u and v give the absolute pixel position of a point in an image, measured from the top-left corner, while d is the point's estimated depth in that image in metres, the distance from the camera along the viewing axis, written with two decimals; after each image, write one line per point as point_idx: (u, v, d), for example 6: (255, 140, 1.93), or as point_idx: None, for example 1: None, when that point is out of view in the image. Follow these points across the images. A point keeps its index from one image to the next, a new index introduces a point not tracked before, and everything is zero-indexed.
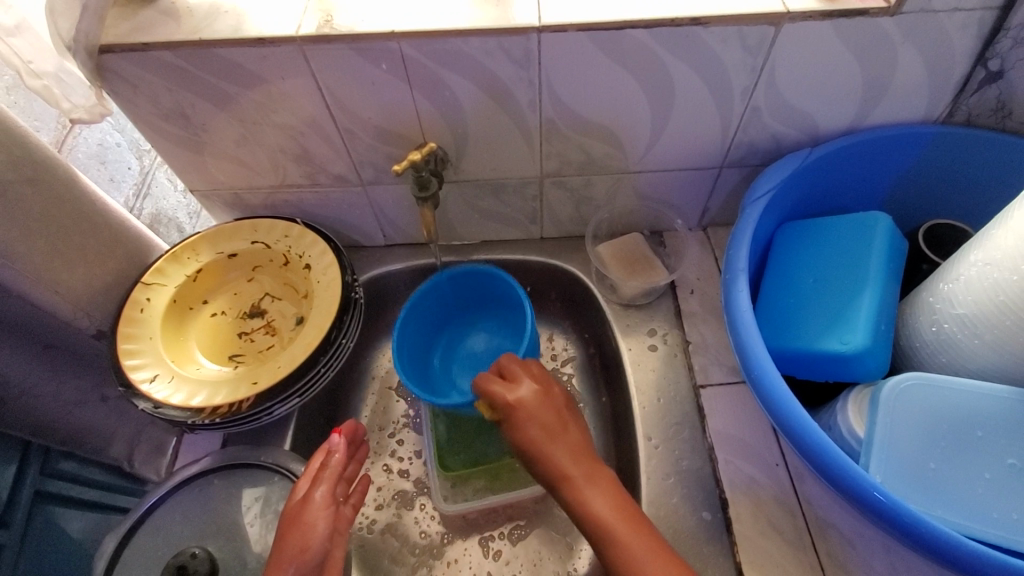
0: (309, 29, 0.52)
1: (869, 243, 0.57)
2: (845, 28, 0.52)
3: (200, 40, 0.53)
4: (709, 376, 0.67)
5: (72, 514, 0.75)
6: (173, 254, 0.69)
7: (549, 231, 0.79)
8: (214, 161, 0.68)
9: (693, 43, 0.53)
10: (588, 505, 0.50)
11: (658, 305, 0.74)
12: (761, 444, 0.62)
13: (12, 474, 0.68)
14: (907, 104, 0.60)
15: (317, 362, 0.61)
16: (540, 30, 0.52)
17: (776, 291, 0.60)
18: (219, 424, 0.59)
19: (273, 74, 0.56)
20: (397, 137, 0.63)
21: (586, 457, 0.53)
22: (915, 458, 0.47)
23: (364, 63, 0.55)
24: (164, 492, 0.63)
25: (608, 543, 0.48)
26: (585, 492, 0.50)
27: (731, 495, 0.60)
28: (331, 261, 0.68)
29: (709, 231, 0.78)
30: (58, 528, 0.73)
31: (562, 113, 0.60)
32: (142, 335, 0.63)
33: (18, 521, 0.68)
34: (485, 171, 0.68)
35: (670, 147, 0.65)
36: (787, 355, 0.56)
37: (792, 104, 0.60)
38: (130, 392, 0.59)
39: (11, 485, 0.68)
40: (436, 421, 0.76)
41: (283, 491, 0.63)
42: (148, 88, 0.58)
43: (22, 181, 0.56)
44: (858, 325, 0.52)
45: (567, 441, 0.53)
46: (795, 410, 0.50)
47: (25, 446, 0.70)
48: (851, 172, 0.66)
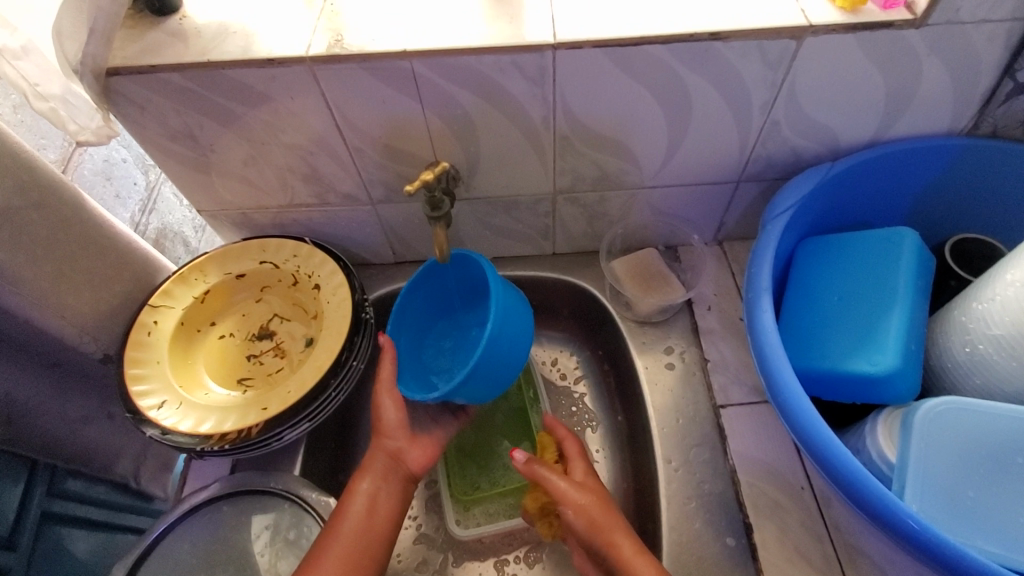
0: (319, 49, 0.51)
1: (898, 260, 0.55)
2: (868, 41, 0.51)
3: (209, 61, 0.52)
4: (729, 396, 0.65)
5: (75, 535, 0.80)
6: (181, 275, 0.68)
7: (561, 247, 0.78)
8: (222, 181, 0.67)
9: (711, 58, 0.52)
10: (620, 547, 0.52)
11: (674, 322, 0.72)
12: (785, 467, 0.61)
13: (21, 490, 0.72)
14: (931, 115, 0.58)
15: (328, 385, 0.60)
16: (555, 47, 0.50)
17: (798, 309, 0.59)
18: (228, 451, 0.58)
19: (283, 94, 0.55)
20: (407, 156, 0.62)
21: (641, 545, 0.53)
22: (952, 486, 0.45)
23: (375, 82, 0.54)
24: (172, 519, 0.61)
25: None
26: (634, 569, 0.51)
27: (755, 520, 0.58)
28: (341, 281, 0.67)
29: (725, 246, 0.77)
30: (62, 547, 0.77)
31: (577, 130, 0.59)
32: (149, 359, 0.62)
33: (24, 541, 0.72)
34: (497, 188, 0.67)
35: (685, 163, 0.64)
36: (813, 376, 0.54)
37: (812, 118, 0.58)
38: (137, 420, 0.58)
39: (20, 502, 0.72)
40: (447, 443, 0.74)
41: (293, 518, 0.61)
42: (155, 110, 0.57)
43: (30, 206, 0.55)
44: (888, 345, 0.51)
45: (622, 524, 0.54)
46: (826, 438, 0.48)
47: (33, 466, 0.74)
48: (872, 185, 0.64)
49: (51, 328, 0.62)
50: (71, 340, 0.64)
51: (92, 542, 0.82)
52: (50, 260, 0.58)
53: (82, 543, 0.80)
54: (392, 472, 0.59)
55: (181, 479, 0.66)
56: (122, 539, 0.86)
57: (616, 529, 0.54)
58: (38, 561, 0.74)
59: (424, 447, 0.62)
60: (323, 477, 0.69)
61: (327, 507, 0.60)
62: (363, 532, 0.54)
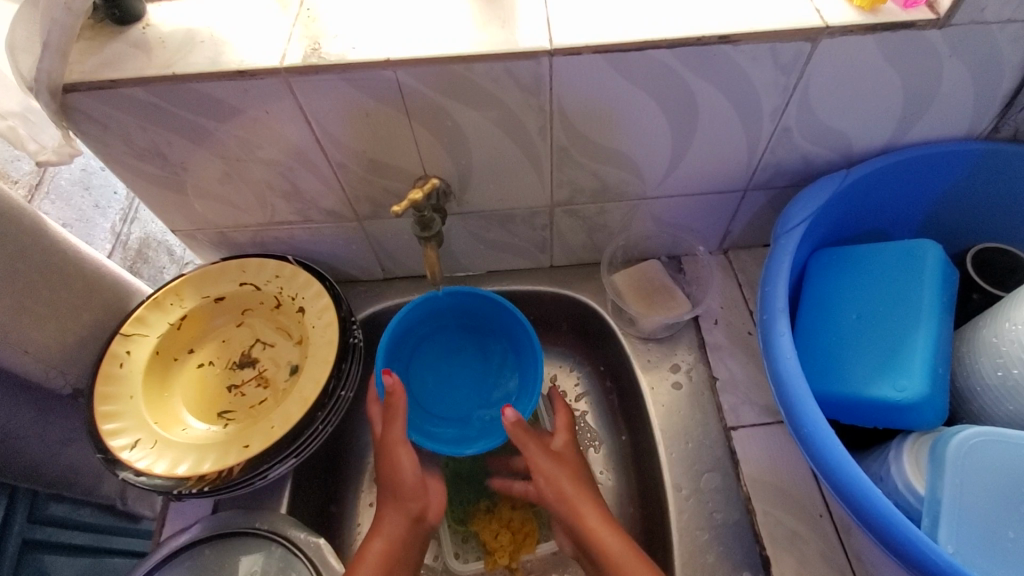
0: (294, 60, 0.47)
1: (919, 276, 0.52)
2: (888, 42, 0.47)
3: (174, 75, 0.48)
4: (740, 417, 0.62)
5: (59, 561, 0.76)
6: (155, 300, 0.63)
7: (559, 260, 0.74)
8: (196, 200, 0.62)
9: (720, 62, 0.48)
10: (609, 545, 0.53)
11: (680, 337, 0.69)
12: (802, 492, 0.57)
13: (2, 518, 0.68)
14: (949, 119, 0.55)
15: (315, 419, 0.56)
16: (552, 54, 0.47)
17: (814, 327, 0.56)
18: (206, 493, 0.54)
19: (257, 108, 0.51)
20: (394, 170, 0.58)
21: (635, 547, 0.53)
22: (989, 525, 0.44)
23: (358, 94, 0.49)
24: (152, 566, 0.57)
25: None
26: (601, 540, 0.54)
27: (773, 552, 0.55)
28: (327, 304, 0.63)
29: (730, 255, 0.74)
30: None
31: (575, 140, 0.55)
32: (121, 394, 0.58)
33: (5, 572, 0.68)
34: (491, 202, 0.63)
35: (690, 172, 0.60)
36: (833, 402, 0.51)
37: (825, 123, 0.55)
38: (109, 462, 0.54)
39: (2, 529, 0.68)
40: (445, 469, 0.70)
41: (282, 562, 0.57)
42: (119, 127, 0.53)
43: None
44: (914, 370, 0.48)
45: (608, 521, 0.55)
46: (855, 476, 0.46)
47: (13, 493, 0.69)
48: (887, 193, 0.61)
49: (13, 365, 0.58)
50: (37, 374, 0.60)
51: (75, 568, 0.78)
52: (9, 292, 0.54)
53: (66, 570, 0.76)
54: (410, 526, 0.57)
55: (159, 520, 0.62)
56: (107, 561, 0.82)
57: (578, 495, 0.57)
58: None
59: (436, 498, 0.61)
60: (313, 512, 0.66)
61: (318, 549, 0.57)
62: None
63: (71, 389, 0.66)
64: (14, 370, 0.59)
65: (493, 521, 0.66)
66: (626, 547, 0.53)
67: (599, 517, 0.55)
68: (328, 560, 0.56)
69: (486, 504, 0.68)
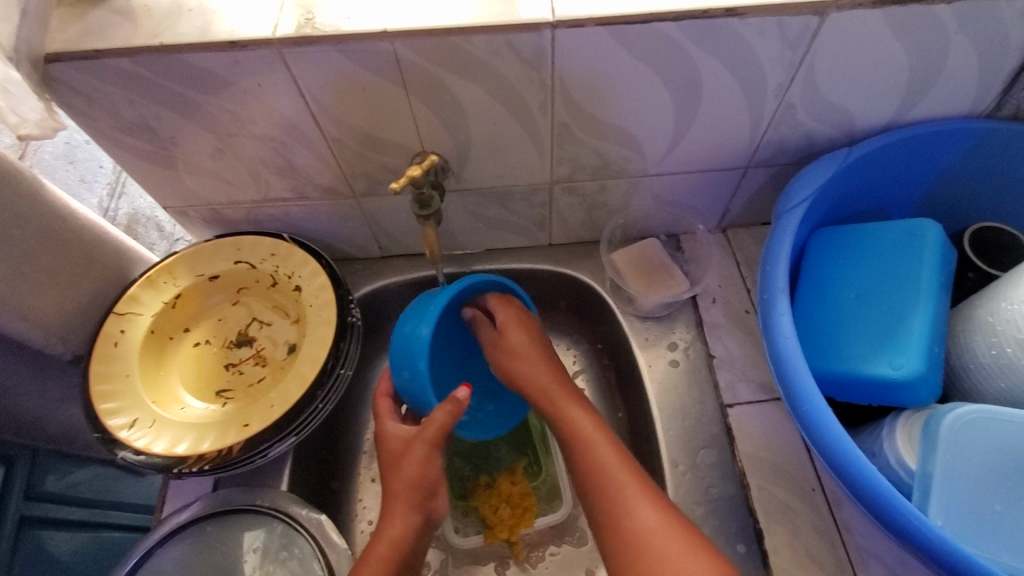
0: (287, 30, 0.46)
1: (919, 256, 0.53)
2: (897, 17, 0.46)
3: (162, 45, 0.46)
4: (736, 394, 0.63)
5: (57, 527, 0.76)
6: (149, 279, 0.62)
7: (557, 238, 0.73)
8: (188, 176, 0.61)
9: (726, 36, 0.47)
10: (639, 505, 0.47)
11: (677, 315, 0.69)
12: (796, 468, 0.59)
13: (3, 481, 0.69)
14: (953, 97, 0.54)
15: (314, 398, 0.56)
16: (554, 26, 0.45)
17: (812, 306, 0.56)
18: (207, 471, 0.54)
19: (249, 80, 0.49)
20: (389, 146, 0.57)
21: (666, 508, 0.47)
22: (978, 500, 0.46)
23: (352, 66, 0.48)
24: (153, 543, 0.57)
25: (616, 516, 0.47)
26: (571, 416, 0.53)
27: (766, 525, 0.56)
28: (324, 283, 0.62)
29: (729, 233, 0.73)
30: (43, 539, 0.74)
31: (576, 115, 0.54)
32: (117, 373, 0.58)
33: (3, 547, 0.69)
34: (490, 178, 0.62)
35: (692, 149, 0.59)
36: (829, 379, 0.52)
37: (829, 100, 0.54)
38: (107, 441, 0.54)
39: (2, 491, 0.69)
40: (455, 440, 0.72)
41: (283, 538, 0.58)
42: (105, 100, 0.51)
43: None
44: (910, 349, 0.49)
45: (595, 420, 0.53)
46: (851, 454, 0.47)
47: (11, 462, 0.70)
48: (887, 172, 0.61)
49: (14, 332, 0.58)
50: (38, 342, 0.60)
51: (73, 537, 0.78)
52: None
53: (64, 538, 0.77)
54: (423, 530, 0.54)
55: (159, 499, 0.62)
56: (108, 536, 0.83)
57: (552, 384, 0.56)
58: (21, 566, 0.71)
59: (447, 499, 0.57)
60: (313, 489, 0.66)
61: (319, 525, 0.58)
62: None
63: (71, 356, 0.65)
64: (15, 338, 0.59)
65: (493, 496, 0.67)
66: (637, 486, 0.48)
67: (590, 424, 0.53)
68: (329, 535, 0.57)
69: (486, 480, 0.69)
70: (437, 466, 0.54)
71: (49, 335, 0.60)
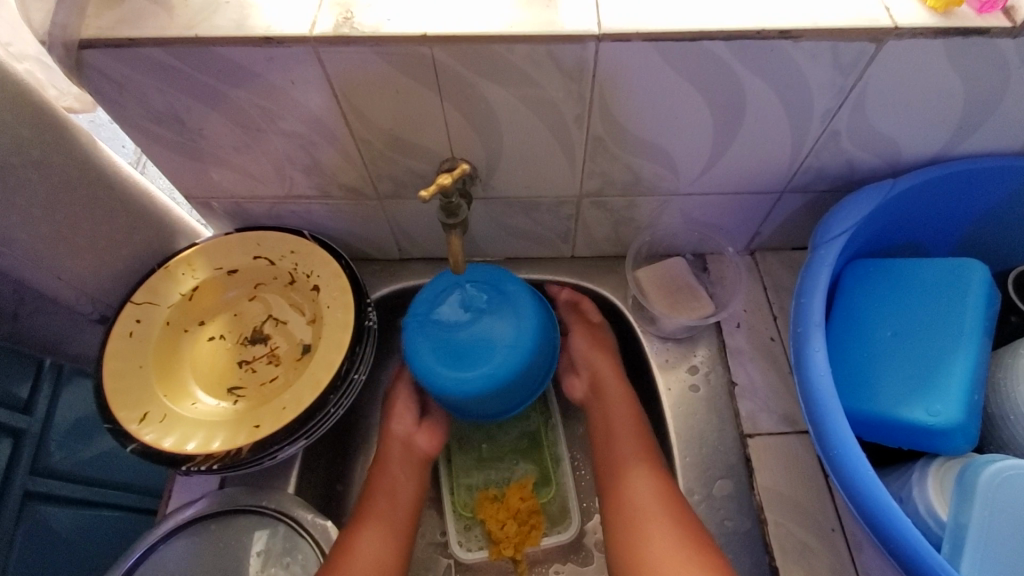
0: (325, 28, 0.44)
1: (962, 298, 0.51)
2: (957, 50, 0.44)
3: (197, 37, 0.45)
4: (757, 424, 0.61)
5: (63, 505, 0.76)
6: (167, 270, 0.62)
7: (581, 250, 0.71)
8: (213, 168, 0.60)
9: (776, 59, 0.45)
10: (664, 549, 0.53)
11: (700, 338, 0.67)
12: (816, 506, 0.57)
13: (8, 453, 0.70)
14: (1007, 134, 0.52)
15: (327, 402, 0.55)
16: (599, 39, 0.44)
17: (844, 341, 0.54)
18: (215, 470, 0.53)
19: (281, 76, 0.48)
20: (418, 150, 0.56)
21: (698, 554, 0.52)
22: (1013, 558, 0.44)
23: (389, 68, 0.47)
24: (156, 539, 0.57)
25: (631, 519, 0.56)
26: (618, 441, 0.61)
27: (782, 564, 0.54)
28: (344, 284, 0.61)
29: (757, 256, 0.71)
30: (49, 514, 0.74)
31: (613, 130, 0.53)
32: (130, 364, 0.57)
33: (6, 521, 0.68)
34: (518, 187, 0.60)
35: (728, 170, 0.57)
36: (859, 420, 0.51)
37: (877, 130, 0.52)
38: (117, 433, 0.54)
39: (6, 461, 0.70)
40: (466, 447, 0.71)
41: (287, 542, 0.57)
42: (136, 90, 0.50)
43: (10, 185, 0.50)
44: (949, 396, 0.47)
45: (646, 467, 0.58)
46: (880, 501, 0.45)
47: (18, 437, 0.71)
48: (930, 206, 0.59)
49: (49, 288, 0.62)
50: (70, 299, 0.64)
51: (78, 514, 0.78)
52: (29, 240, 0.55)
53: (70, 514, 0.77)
54: (404, 458, 0.64)
55: (165, 492, 0.61)
56: (112, 515, 0.82)
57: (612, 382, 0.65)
58: (22, 541, 0.70)
59: (429, 433, 0.66)
60: (319, 491, 0.65)
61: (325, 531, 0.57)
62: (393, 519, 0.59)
63: (98, 315, 0.69)
64: (47, 292, 0.62)
65: (500, 510, 0.66)
66: (658, 489, 0.56)
67: (637, 446, 0.60)
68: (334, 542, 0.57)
69: (493, 493, 0.67)
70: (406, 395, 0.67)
71: (81, 294, 0.64)
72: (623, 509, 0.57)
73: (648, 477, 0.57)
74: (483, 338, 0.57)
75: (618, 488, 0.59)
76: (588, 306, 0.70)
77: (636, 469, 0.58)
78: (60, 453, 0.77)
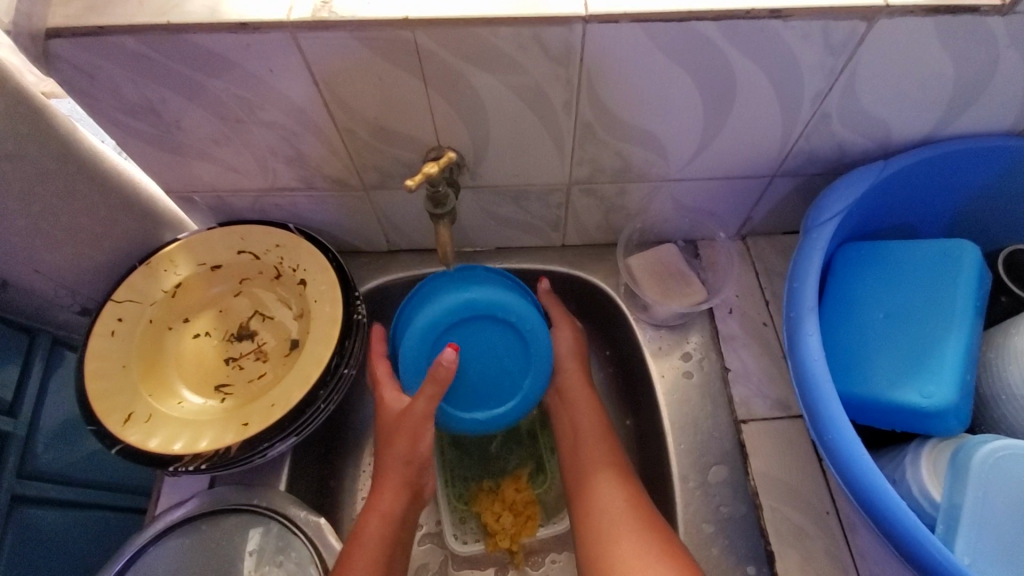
0: (302, 13, 0.43)
1: (954, 279, 0.51)
2: (948, 28, 0.44)
3: (169, 25, 0.43)
4: (751, 410, 0.61)
5: (51, 508, 0.75)
6: (148, 267, 0.60)
7: (572, 239, 0.71)
8: (193, 161, 0.58)
9: (766, 39, 0.44)
10: (626, 553, 0.51)
11: (692, 325, 0.67)
12: (811, 490, 0.57)
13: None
14: (997, 113, 0.52)
15: (317, 398, 0.54)
16: (586, 21, 0.43)
17: (837, 325, 0.54)
18: (203, 470, 0.52)
19: (259, 64, 0.47)
20: (404, 139, 0.54)
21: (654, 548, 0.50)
22: (1007, 538, 0.44)
23: (370, 54, 0.45)
24: (144, 540, 0.56)
25: (602, 530, 0.54)
26: (587, 443, 0.61)
27: (777, 548, 0.54)
28: (331, 277, 0.60)
29: (748, 242, 0.71)
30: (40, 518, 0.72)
31: (602, 116, 0.52)
32: (112, 363, 0.56)
33: None
34: (507, 175, 0.59)
35: (719, 154, 0.57)
36: (853, 403, 0.51)
37: (868, 111, 0.51)
38: (100, 434, 0.52)
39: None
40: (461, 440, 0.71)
41: (280, 541, 0.56)
42: (108, 80, 0.48)
43: None
44: (942, 378, 0.47)
45: (609, 466, 0.58)
46: (875, 484, 0.45)
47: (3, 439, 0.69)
48: (920, 187, 0.58)
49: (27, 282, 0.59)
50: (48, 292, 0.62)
51: (67, 518, 0.76)
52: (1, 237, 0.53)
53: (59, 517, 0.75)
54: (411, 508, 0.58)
55: (153, 493, 0.60)
56: (101, 517, 0.80)
57: (580, 390, 0.64)
58: (11, 545, 0.68)
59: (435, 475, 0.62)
60: (311, 488, 0.65)
61: (318, 527, 0.56)
62: (384, 570, 0.53)
63: (79, 307, 0.67)
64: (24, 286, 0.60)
65: (495, 503, 0.66)
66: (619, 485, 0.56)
67: (606, 457, 0.59)
68: (327, 538, 0.56)
69: (489, 485, 0.68)
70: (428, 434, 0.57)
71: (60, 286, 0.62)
72: (592, 518, 0.55)
73: (612, 481, 0.57)
74: (498, 369, 0.61)
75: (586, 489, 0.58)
76: (558, 315, 0.68)
77: (601, 475, 0.57)
78: (48, 455, 0.75)
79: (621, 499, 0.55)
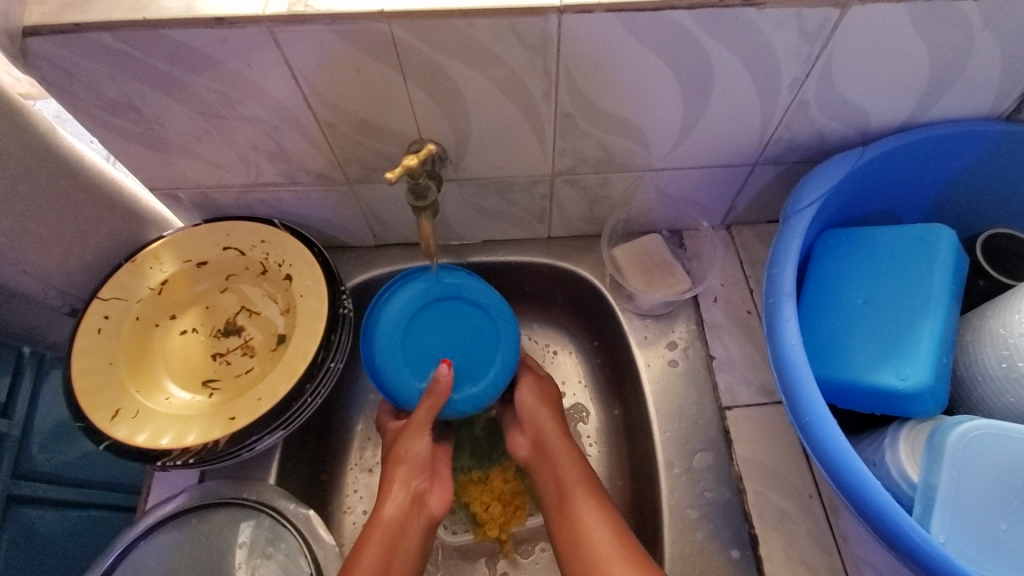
0: (278, 8, 0.43)
1: (930, 264, 0.52)
2: (921, 13, 0.44)
3: (145, 20, 0.43)
4: (735, 396, 0.62)
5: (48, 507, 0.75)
6: (134, 264, 0.60)
7: (558, 230, 0.71)
8: (176, 158, 0.58)
9: (741, 27, 0.45)
10: None
11: (677, 314, 0.68)
12: (794, 474, 0.58)
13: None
14: (972, 98, 0.52)
15: (303, 391, 0.54)
16: (561, 11, 0.43)
17: (816, 311, 0.55)
18: (191, 464, 0.53)
19: (236, 59, 0.47)
20: (386, 132, 0.55)
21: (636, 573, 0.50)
22: (984, 517, 0.45)
23: (348, 47, 0.45)
24: (135, 535, 0.56)
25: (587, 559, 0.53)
26: (563, 470, 0.59)
27: (761, 531, 0.55)
28: (316, 272, 0.60)
29: (733, 231, 0.71)
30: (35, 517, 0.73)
31: (581, 106, 0.52)
32: (99, 360, 0.56)
33: None
34: (489, 168, 0.59)
35: (700, 143, 0.57)
36: (832, 387, 0.51)
37: (845, 98, 0.52)
38: (88, 431, 0.53)
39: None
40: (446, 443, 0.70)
41: (271, 532, 0.57)
42: (87, 77, 0.48)
43: None
44: (919, 360, 0.48)
45: (592, 493, 0.57)
46: (853, 468, 0.46)
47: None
48: (899, 173, 0.59)
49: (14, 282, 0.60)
50: (37, 293, 0.62)
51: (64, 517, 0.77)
52: None
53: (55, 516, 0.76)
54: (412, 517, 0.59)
55: (144, 489, 0.61)
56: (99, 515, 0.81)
57: (551, 427, 0.63)
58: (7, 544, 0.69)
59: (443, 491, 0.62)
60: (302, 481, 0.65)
61: (308, 520, 0.57)
62: None
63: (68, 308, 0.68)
64: (12, 287, 0.60)
65: (484, 493, 0.66)
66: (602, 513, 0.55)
67: (581, 476, 0.59)
68: (317, 530, 0.57)
69: (478, 475, 0.68)
70: (421, 443, 0.60)
71: (48, 287, 0.62)
72: (575, 541, 0.55)
73: (593, 506, 0.56)
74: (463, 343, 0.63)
75: (566, 514, 0.57)
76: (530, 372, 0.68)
77: (580, 500, 0.57)
78: (43, 455, 0.76)
79: (600, 519, 0.55)
